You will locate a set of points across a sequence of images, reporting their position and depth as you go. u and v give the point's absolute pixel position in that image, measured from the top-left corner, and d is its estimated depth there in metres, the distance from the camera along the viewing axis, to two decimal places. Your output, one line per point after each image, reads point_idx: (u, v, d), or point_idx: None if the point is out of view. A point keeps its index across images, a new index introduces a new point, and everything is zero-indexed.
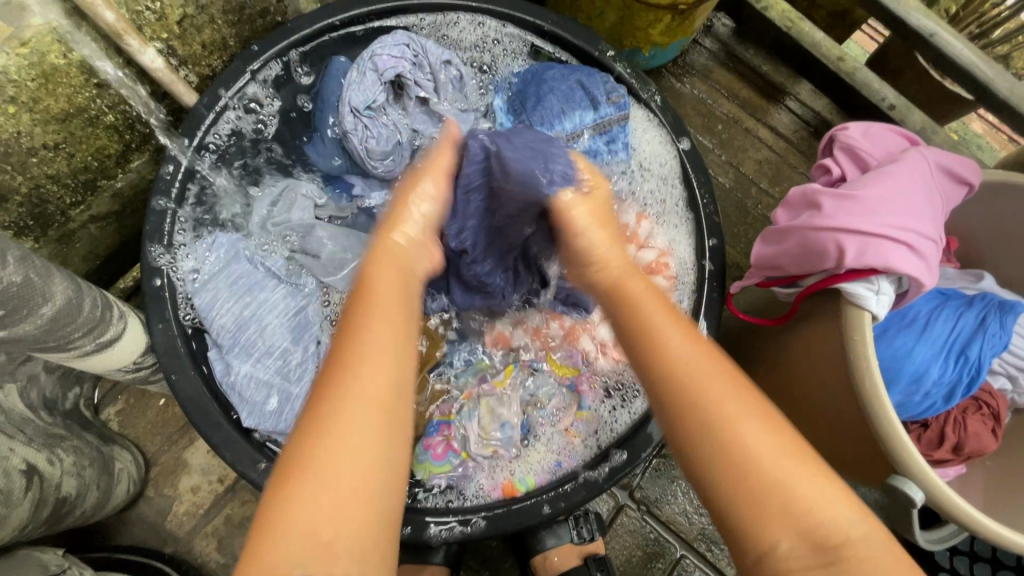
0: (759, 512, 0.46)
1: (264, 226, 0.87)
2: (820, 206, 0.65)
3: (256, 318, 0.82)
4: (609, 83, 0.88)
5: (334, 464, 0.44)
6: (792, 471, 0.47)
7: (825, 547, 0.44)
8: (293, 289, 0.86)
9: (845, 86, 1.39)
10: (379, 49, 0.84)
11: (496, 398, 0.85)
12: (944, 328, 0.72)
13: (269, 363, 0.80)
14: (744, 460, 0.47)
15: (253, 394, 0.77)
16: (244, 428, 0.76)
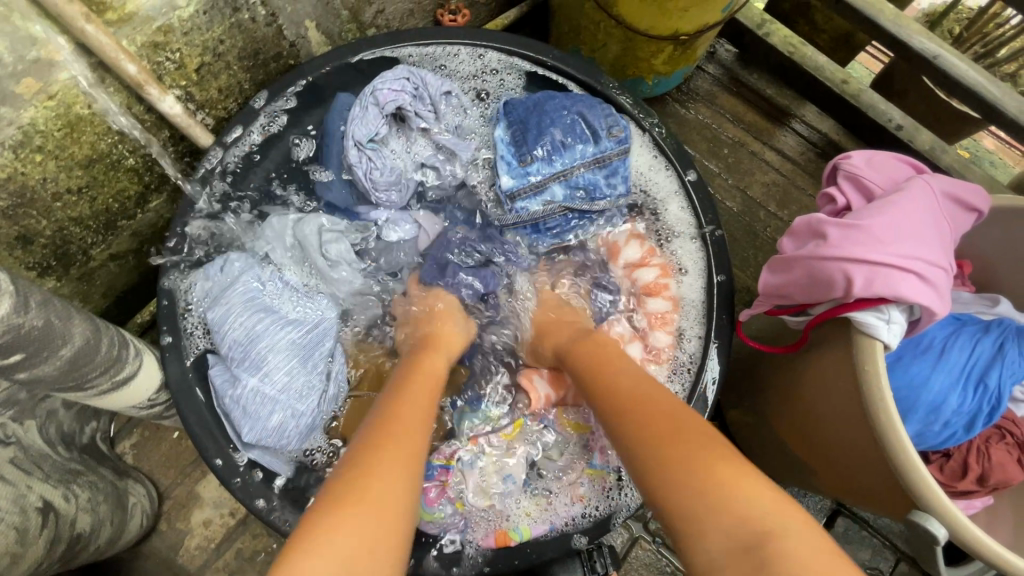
0: (695, 520, 0.48)
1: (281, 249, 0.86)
2: (823, 234, 0.65)
3: (267, 333, 0.79)
4: (610, 117, 0.89)
5: (345, 533, 0.45)
6: (721, 473, 0.49)
7: (749, 546, 0.44)
8: (309, 304, 0.84)
9: (851, 108, 1.39)
10: (380, 84, 0.85)
11: (501, 449, 0.82)
12: (961, 356, 0.71)
13: (277, 380, 0.78)
14: (679, 471, 0.50)
15: (256, 409, 0.76)
16: (240, 446, 0.77)
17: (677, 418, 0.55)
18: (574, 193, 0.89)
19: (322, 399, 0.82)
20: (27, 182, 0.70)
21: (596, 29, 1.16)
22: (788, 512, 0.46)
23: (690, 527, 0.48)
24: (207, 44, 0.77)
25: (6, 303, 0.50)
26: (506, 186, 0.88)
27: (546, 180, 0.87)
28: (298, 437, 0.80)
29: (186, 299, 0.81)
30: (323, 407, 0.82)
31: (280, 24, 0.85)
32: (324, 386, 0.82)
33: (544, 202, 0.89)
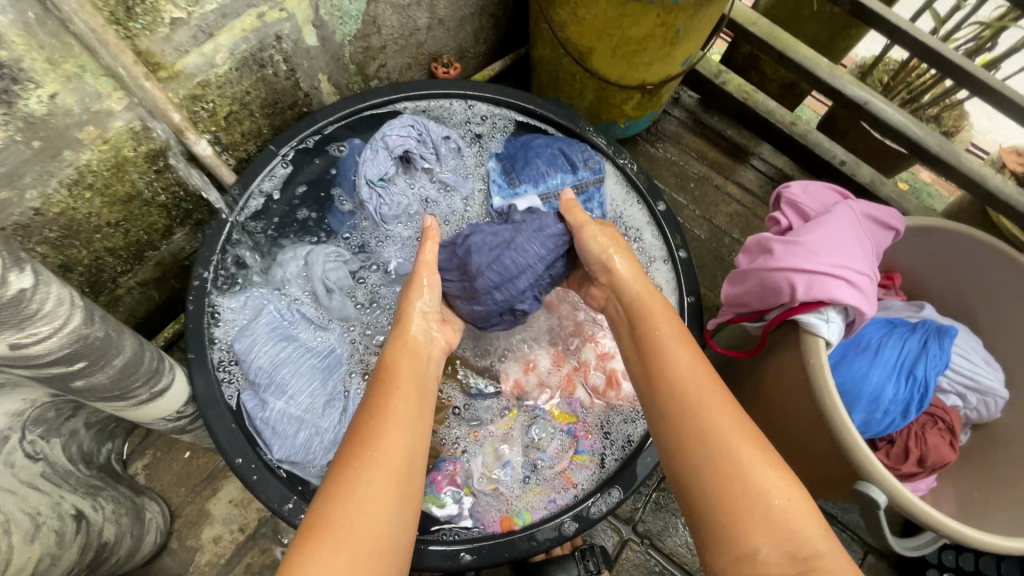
0: (730, 517, 0.54)
1: (299, 283, 0.92)
2: (769, 250, 0.77)
3: (290, 360, 0.85)
4: (587, 152, 1.02)
5: (360, 513, 0.51)
6: (764, 475, 0.55)
7: (799, 558, 0.52)
8: (323, 332, 0.90)
9: (800, 146, 1.57)
10: (389, 131, 0.96)
11: (500, 438, 0.88)
12: (894, 352, 0.82)
13: (301, 401, 0.83)
14: (740, 474, 0.55)
15: (284, 428, 0.80)
16: (274, 460, 0.79)
17: (735, 419, 0.59)
18: None
19: (344, 413, 0.85)
20: (75, 216, 0.78)
21: (573, 80, 1.31)
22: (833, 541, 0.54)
23: (732, 528, 0.54)
24: (237, 95, 0.88)
25: (79, 316, 0.58)
26: (497, 206, 1.00)
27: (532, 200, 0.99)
28: (325, 450, 0.82)
29: (214, 323, 0.85)
30: (346, 420, 0.85)
31: (297, 78, 0.97)
32: (345, 402, 0.86)
33: None
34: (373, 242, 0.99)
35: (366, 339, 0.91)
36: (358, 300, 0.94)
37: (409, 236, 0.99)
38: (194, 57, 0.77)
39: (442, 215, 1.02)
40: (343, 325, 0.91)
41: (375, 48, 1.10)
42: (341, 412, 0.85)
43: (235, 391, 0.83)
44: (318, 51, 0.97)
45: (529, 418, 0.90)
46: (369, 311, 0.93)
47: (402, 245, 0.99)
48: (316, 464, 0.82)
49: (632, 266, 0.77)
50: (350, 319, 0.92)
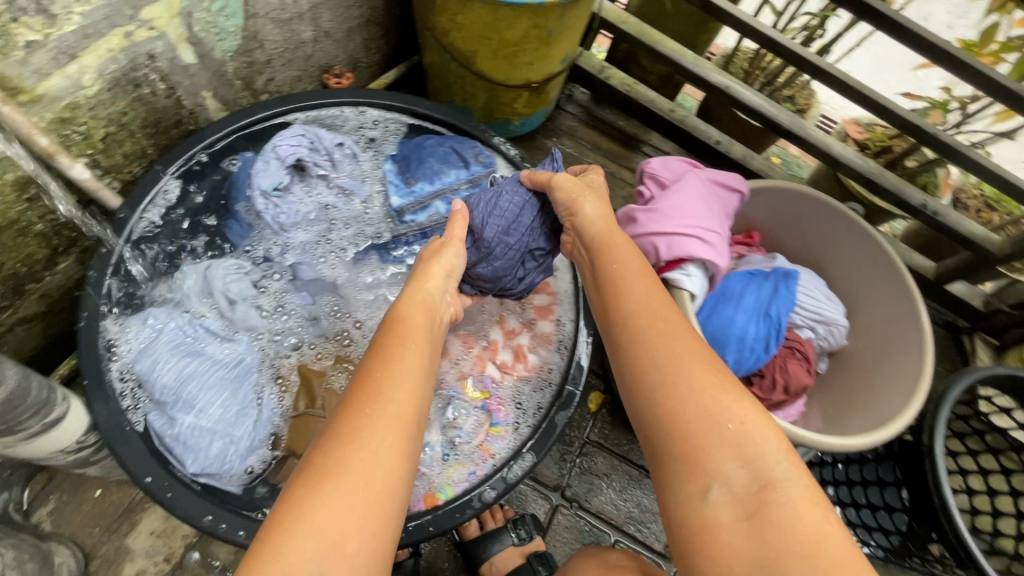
0: (690, 447, 0.58)
1: (201, 298, 0.92)
2: (633, 219, 0.88)
3: (196, 374, 0.85)
4: (477, 148, 1.09)
5: (368, 457, 0.57)
6: (719, 402, 0.59)
7: (756, 491, 0.53)
8: (229, 343, 0.90)
9: (680, 131, 1.74)
10: (279, 141, 0.99)
11: None
12: (753, 297, 0.96)
13: (212, 413, 0.83)
14: (694, 400, 0.59)
15: (197, 441, 0.80)
16: (188, 475, 0.79)
17: (685, 358, 0.63)
18: None
19: (258, 419, 0.85)
20: None
21: (464, 83, 1.38)
22: (798, 471, 0.55)
23: (691, 463, 0.57)
24: (112, 116, 0.87)
25: None
26: (395, 205, 1.04)
27: (429, 196, 1.05)
28: (242, 457, 0.82)
29: (111, 346, 0.84)
30: (261, 427, 0.85)
31: (178, 95, 0.97)
32: (258, 408, 0.86)
33: (430, 215, 1.05)
34: (274, 251, 1.00)
35: (276, 344, 0.93)
36: (263, 308, 0.94)
37: (306, 241, 1.01)
38: (57, 80, 0.76)
39: (349, 218, 1.05)
40: (250, 335, 0.92)
41: (260, 63, 1.11)
42: (255, 420, 0.85)
43: (140, 414, 0.82)
44: (197, 68, 0.97)
45: (445, 401, 0.96)
46: (276, 319, 0.94)
47: (304, 251, 1.01)
48: (234, 473, 0.82)
49: (603, 208, 0.85)
50: (257, 328, 0.92)
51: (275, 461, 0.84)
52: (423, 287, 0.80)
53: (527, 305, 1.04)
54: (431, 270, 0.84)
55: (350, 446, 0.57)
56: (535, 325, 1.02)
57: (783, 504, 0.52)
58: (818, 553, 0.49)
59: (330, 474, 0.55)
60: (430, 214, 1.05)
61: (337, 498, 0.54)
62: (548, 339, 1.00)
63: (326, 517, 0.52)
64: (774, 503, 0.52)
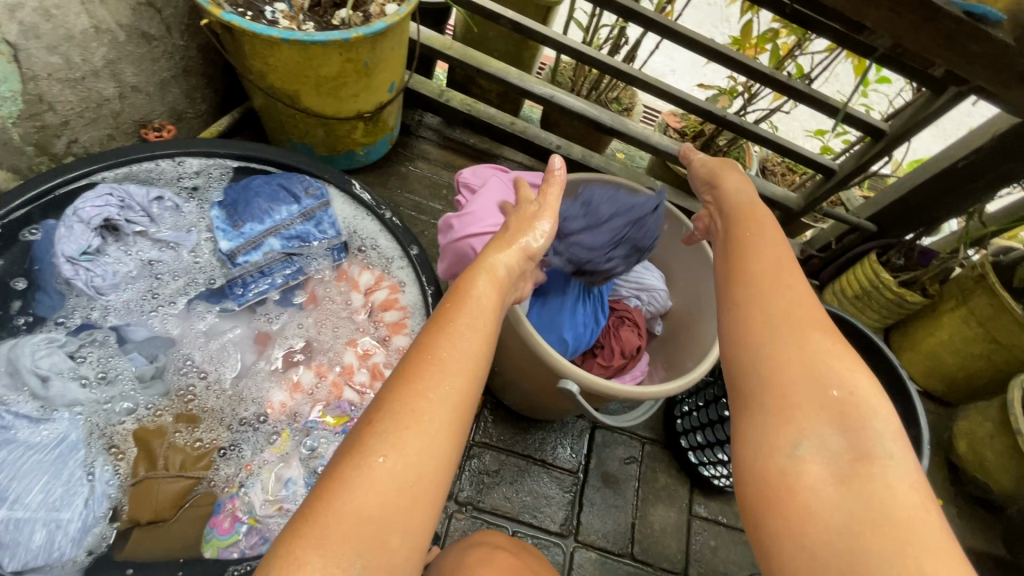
0: (786, 406, 0.54)
1: (5, 383, 0.84)
2: (450, 226, 0.94)
3: (6, 464, 0.77)
4: (307, 181, 1.11)
5: (412, 440, 0.50)
6: (839, 362, 0.55)
7: (851, 460, 0.50)
8: (47, 423, 0.83)
9: (524, 141, 1.88)
10: (81, 204, 0.94)
11: (277, 462, 0.90)
12: (577, 279, 1.07)
13: (30, 502, 0.76)
14: (802, 357, 0.56)
15: (12, 536, 0.74)
16: (6, 574, 0.72)
17: (813, 318, 0.59)
18: (293, 242, 1.07)
19: (90, 496, 0.80)
20: None
21: (296, 122, 1.40)
22: (900, 444, 0.51)
23: (782, 418, 0.53)
24: None
25: None
26: (224, 248, 1.03)
27: (261, 235, 1.04)
28: (73, 541, 0.77)
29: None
30: (95, 504, 0.80)
31: None
32: (90, 485, 0.81)
33: (265, 253, 1.05)
34: (91, 318, 0.94)
35: (106, 413, 0.87)
36: (85, 379, 0.88)
37: (127, 303, 0.97)
38: None
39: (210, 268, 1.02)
40: (71, 410, 0.86)
41: (54, 126, 1.06)
42: (85, 500, 0.79)
43: None
44: None
45: (305, 434, 0.94)
46: (102, 389, 0.89)
47: (127, 311, 0.97)
48: (66, 559, 0.76)
49: (732, 183, 0.86)
50: (80, 401, 0.86)
51: (113, 538, 0.80)
52: (506, 251, 0.72)
53: (379, 325, 1.05)
54: (530, 226, 0.77)
55: (396, 420, 0.51)
56: (389, 342, 1.03)
57: (877, 479, 0.48)
58: (903, 533, 0.45)
59: (364, 453, 0.49)
60: (264, 253, 1.04)
61: (370, 488, 0.47)
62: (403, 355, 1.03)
63: (357, 504, 0.47)
64: (869, 474, 0.48)
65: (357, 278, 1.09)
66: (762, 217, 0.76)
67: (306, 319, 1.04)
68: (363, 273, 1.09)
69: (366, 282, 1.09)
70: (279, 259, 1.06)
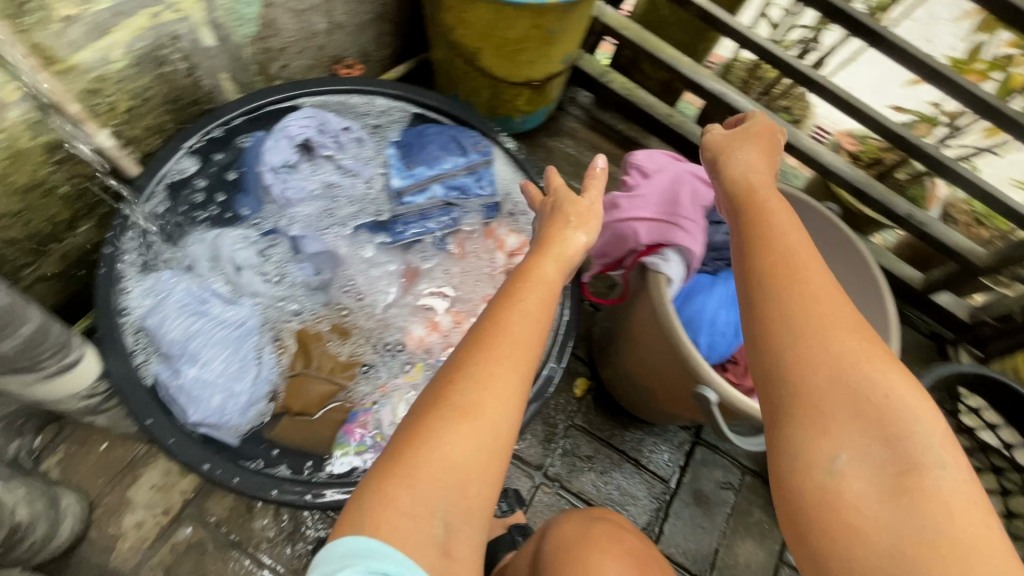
0: (826, 416, 0.54)
1: (209, 263, 0.98)
2: (617, 205, 0.92)
3: (201, 332, 0.91)
4: (475, 137, 1.15)
5: (487, 405, 0.59)
6: (878, 371, 0.55)
7: (898, 473, 0.50)
8: (234, 306, 0.95)
9: (677, 135, 1.81)
10: (290, 122, 1.05)
11: (408, 390, 0.97)
12: (724, 287, 1.02)
13: (213, 368, 0.89)
14: (844, 367, 0.55)
15: (198, 393, 0.86)
16: (189, 424, 0.84)
17: (847, 324, 0.58)
18: (453, 192, 1.13)
19: (257, 377, 0.91)
20: None
21: (468, 79, 1.45)
22: (956, 458, 0.50)
23: (815, 432, 0.54)
24: (136, 91, 0.94)
25: None
26: (395, 186, 1.10)
27: (427, 180, 1.10)
28: (240, 411, 0.88)
29: (125, 299, 0.89)
30: (260, 384, 0.91)
31: (197, 75, 1.04)
32: (258, 367, 0.92)
33: (428, 197, 1.11)
34: (278, 225, 1.05)
35: (278, 310, 0.99)
36: (266, 275, 1.00)
37: (309, 221, 1.07)
38: (88, 54, 0.82)
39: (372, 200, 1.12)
40: (252, 299, 0.98)
41: (275, 50, 1.18)
42: (253, 377, 0.91)
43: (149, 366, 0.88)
44: (217, 51, 1.04)
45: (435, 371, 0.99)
46: (278, 287, 1.01)
47: (307, 226, 1.06)
48: (232, 425, 0.88)
49: (761, 156, 0.83)
50: (260, 293, 0.98)
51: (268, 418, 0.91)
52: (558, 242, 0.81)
53: None
54: (586, 211, 0.85)
55: (471, 388, 0.60)
56: None
57: (930, 494, 0.48)
58: (959, 555, 0.45)
59: (443, 413, 0.59)
60: (427, 197, 1.11)
61: (453, 445, 0.57)
62: None
63: (444, 456, 0.56)
64: (919, 490, 0.49)
65: (504, 238, 1.13)
66: (786, 207, 0.73)
67: (453, 267, 1.10)
68: (510, 235, 1.13)
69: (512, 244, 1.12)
70: (438, 206, 1.12)
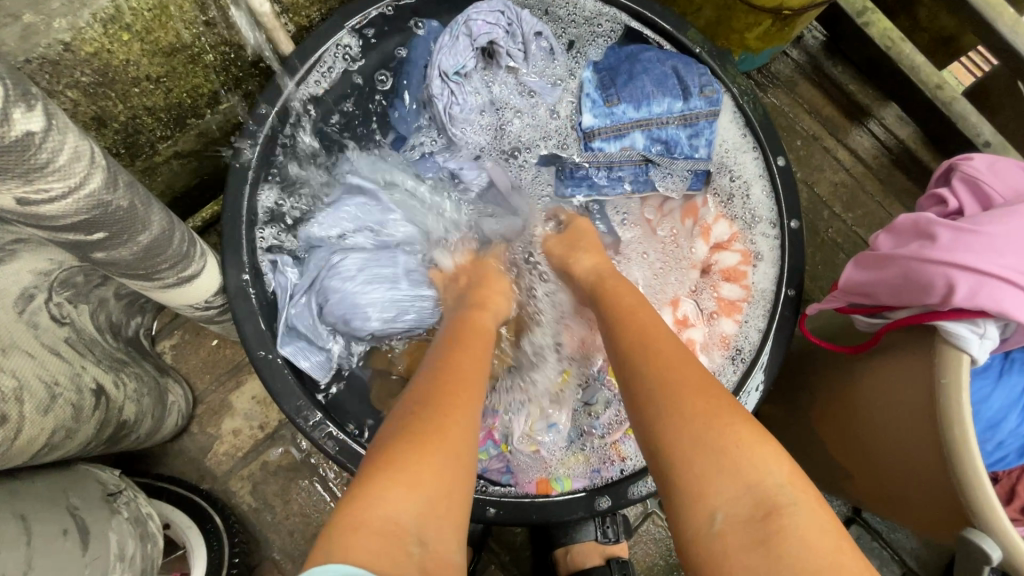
0: (696, 475, 0.47)
1: None
2: (933, 237, 0.61)
3: None
4: (706, 76, 0.82)
5: (460, 420, 0.50)
6: (733, 429, 0.48)
7: (757, 518, 0.44)
8: None
9: (937, 115, 1.29)
10: (474, 15, 0.82)
11: (549, 399, 0.82)
12: (1023, 379, 0.69)
13: None
14: (684, 418, 0.50)
15: None
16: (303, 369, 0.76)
17: (682, 373, 0.53)
18: (656, 147, 0.85)
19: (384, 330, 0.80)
20: (111, 61, 0.67)
21: None
22: (814, 507, 0.45)
23: (692, 490, 0.47)
24: None
25: (99, 177, 0.49)
26: (586, 124, 0.84)
27: (631, 125, 0.83)
28: None
29: (256, 197, 0.77)
30: None
31: None
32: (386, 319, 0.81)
33: (624, 147, 0.85)
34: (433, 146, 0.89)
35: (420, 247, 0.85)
36: None
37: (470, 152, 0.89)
38: None
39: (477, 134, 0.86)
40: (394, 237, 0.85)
41: None
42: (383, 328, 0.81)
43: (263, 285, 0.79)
44: None
45: (584, 381, 0.84)
46: None
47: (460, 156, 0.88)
48: None
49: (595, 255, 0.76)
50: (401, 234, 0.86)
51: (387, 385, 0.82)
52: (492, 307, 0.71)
53: (711, 293, 0.87)
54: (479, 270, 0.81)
55: (441, 407, 0.50)
56: (714, 321, 0.86)
57: (788, 540, 0.42)
58: None
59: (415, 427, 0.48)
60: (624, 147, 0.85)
61: (423, 465, 0.45)
62: (722, 340, 0.84)
63: (422, 488, 0.44)
64: (777, 537, 0.43)
65: (709, 225, 0.88)
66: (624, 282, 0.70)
67: (634, 255, 0.90)
68: (717, 220, 0.88)
69: (718, 231, 0.88)
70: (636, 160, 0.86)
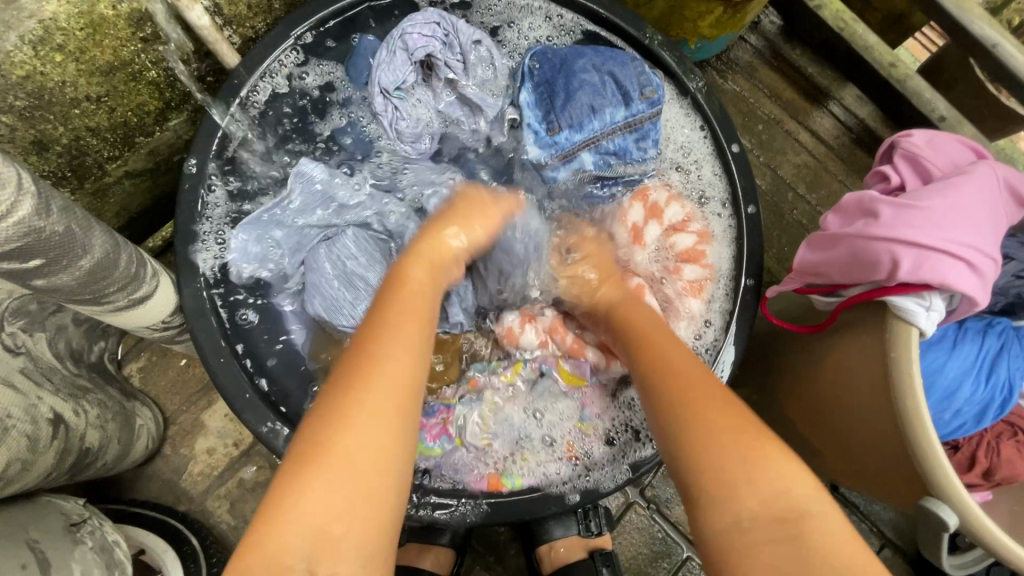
0: (722, 485, 0.50)
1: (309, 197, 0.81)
2: (875, 215, 0.63)
3: None
4: (644, 77, 0.83)
5: (352, 438, 0.48)
6: (753, 439, 0.51)
7: (784, 520, 0.47)
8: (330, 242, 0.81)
9: (893, 92, 1.31)
10: (409, 28, 0.81)
11: (501, 393, 0.82)
12: (974, 347, 0.71)
13: None
14: (710, 433, 0.52)
15: None
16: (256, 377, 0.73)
17: (697, 389, 0.56)
18: (607, 160, 0.86)
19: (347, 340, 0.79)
20: (46, 84, 0.65)
21: None
22: (825, 498, 0.49)
23: (720, 494, 0.49)
24: None
25: (29, 204, 0.48)
26: (533, 157, 0.85)
27: (577, 148, 0.84)
28: None
29: (205, 216, 0.77)
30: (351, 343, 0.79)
31: None
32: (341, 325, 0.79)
33: (572, 171, 0.86)
34: (387, 155, 0.88)
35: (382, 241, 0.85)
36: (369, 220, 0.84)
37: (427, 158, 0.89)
38: None
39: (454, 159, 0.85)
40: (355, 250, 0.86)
41: None
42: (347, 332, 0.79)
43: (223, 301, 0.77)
44: None
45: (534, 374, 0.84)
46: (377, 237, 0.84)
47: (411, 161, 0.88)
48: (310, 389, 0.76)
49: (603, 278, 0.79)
50: None
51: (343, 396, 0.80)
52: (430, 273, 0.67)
53: (674, 278, 0.85)
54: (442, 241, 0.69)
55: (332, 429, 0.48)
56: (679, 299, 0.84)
57: (818, 538, 0.45)
58: None
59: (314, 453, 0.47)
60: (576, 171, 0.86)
61: (314, 490, 0.46)
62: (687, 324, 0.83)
63: (309, 511, 0.45)
64: (807, 538, 0.45)
65: (661, 204, 0.87)
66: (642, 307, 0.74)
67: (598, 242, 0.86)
68: (668, 203, 0.86)
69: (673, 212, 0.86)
70: (588, 178, 0.88)
